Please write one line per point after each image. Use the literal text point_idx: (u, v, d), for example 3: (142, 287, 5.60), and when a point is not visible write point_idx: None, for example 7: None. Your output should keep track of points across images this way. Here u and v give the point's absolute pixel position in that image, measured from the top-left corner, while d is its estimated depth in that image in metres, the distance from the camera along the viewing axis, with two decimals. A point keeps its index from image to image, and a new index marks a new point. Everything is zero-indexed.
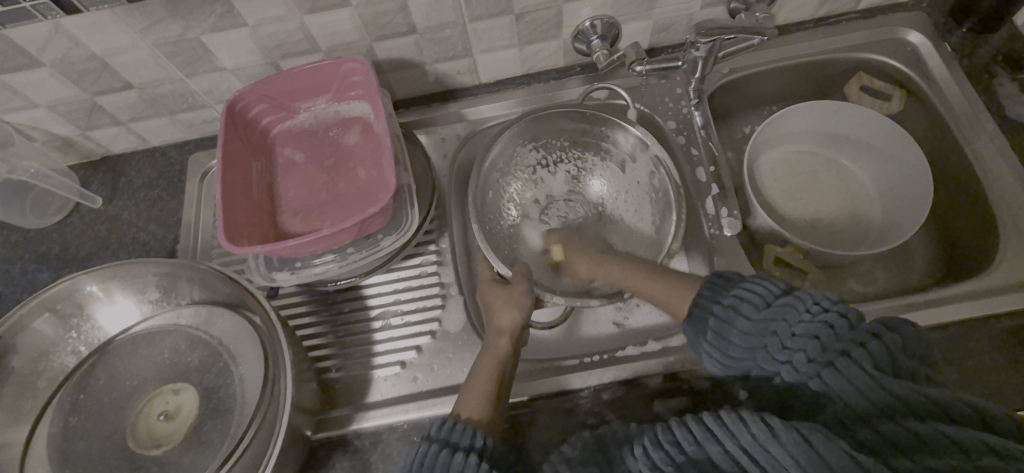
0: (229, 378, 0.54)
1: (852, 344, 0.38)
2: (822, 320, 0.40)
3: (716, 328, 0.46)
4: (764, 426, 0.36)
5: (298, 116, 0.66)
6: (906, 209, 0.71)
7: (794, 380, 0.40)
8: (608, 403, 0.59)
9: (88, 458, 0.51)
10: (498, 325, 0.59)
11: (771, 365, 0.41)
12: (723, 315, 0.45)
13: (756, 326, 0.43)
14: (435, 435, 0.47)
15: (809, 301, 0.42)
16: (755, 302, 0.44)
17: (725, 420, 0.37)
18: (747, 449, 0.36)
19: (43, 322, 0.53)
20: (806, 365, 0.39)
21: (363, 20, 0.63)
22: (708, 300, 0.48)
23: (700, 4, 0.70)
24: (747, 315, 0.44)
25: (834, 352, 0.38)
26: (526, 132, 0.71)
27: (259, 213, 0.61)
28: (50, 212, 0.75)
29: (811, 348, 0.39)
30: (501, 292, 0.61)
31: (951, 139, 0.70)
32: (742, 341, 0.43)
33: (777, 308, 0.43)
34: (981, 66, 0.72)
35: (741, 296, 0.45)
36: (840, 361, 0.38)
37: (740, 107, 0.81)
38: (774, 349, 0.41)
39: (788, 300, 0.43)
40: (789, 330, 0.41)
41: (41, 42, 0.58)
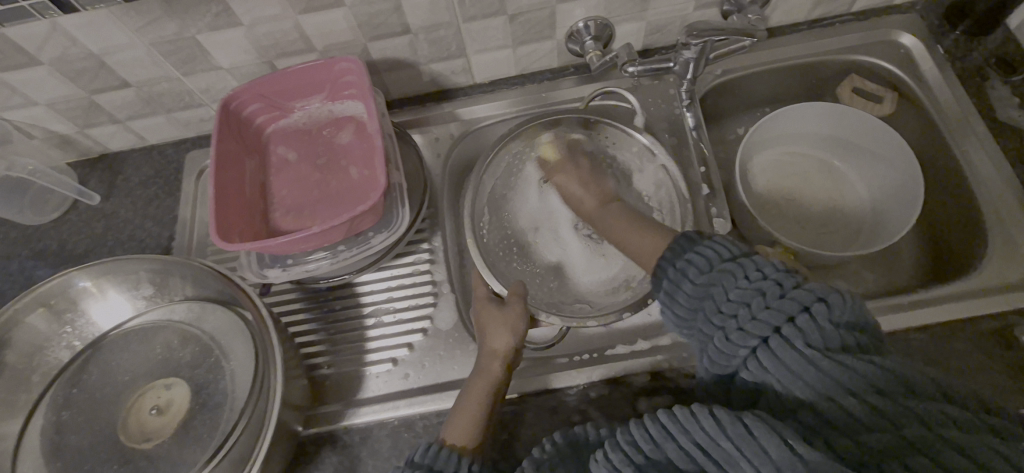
0: (220, 373, 0.54)
1: (784, 318, 0.40)
2: (758, 288, 0.41)
3: (667, 290, 0.47)
4: (713, 420, 0.37)
5: (292, 115, 0.67)
6: (898, 211, 0.71)
7: (728, 348, 0.42)
8: (596, 402, 0.59)
9: (81, 450, 0.51)
10: (491, 347, 0.57)
11: (711, 330, 0.44)
12: (675, 278, 0.47)
13: (698, 291, 0.45)
14: (420, 461, 0.48)
15: (750, 268, 0.43)
16: (700, 266, 0.45)
17: (679, 414, 0.39)
18: (700, 444, 0.37)
19: (38, 316, 0.54)
20: (744, 339, 0.41)
21: (357, 20, 0.64)
22: (667, 262, 0.48)
23: (694, 6, 0.70)
24: (691, 278, 0.45)
25: (768, 326, 0.40)
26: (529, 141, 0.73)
27: (252, 212, 0.61)
28: (48, 208, 0.76)
29: (745, 317, 0.41)
30: (494, 313, 0.60)
31: (942, 141, 0.70)
32: (686, 303, 0.46)
33: (718, 273, 0.44)
34: (974, 68, 0.72)
35: (692, 258, 0.46)
36: (773, 338, 0.39)
37: (733, 109, 0.81)
38: (712, 313, 0.43)
39: (731, 267, 0.44)
40: (726, 295, 0.43)
41: (39, 40, 0.59)
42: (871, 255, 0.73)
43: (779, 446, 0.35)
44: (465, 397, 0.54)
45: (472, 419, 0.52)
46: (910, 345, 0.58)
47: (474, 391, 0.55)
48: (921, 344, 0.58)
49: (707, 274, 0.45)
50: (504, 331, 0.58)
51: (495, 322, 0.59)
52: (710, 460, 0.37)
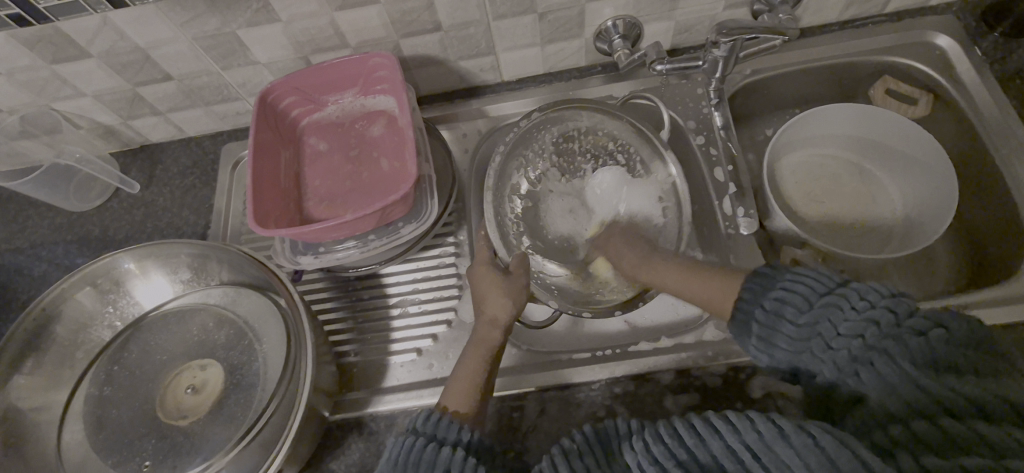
0: (253, 356, 0.56)
1: (892, 343, 0.39)
2: (867, 317, 0.40)
3: (761, 332, 0.45)
4: (771, 425, 0.38)
5: (326, 109, 0.68)
6: (933, 215, 0.70)
7: (835, 378, 0.40)
8: (618, 397, 0.60)
9: (120, 425, 0.53)
10: (490, 316, 0.59)
11: (813, 366, 0.42)
12: (766, 320, 0.44)
13: (802, 331, 0.42)
14: (421, 429, 0.48)
15: (854, 297, 0.41)
16: (797, 304, 0.43)
17: (731, 417, 0.40)
18: (750, 447, 0.38)
19: (84, 295, 0.57)
20: (847, 362, 0.40)
21: (391, 17, 0.65)
22: (749, 303, 0.47)
23: (723, 5, 0.70)
24: (791, 319, 0.43)
25: (875, 350, 0.39)
26: (550, 122, 0.72)
27: (286, 201, 0.63)
28: (91, 196, 0.79)
29: (854, 346, 0.40)
30: (495, 281, 0.61)
31: (978, 142, 0.69)
32: (788, 346, 0.43)
33: (821, 308, 0.42)
34: (1013, 70, 0.71)
35: (782, 296, 0.44)
36: (879, 361, 0.38)
37: (761, 110, 0.81)
38: (818, 351, 0.41)
39: (836, 298, 0.42)
40: (835, 331, 0.41)
41: (90, 34, 0.62)
42: (903, 259, 0.72)
43: (844, 455, 0.35)
44: (462, 370, 0.55)
45: (469, 387, 0.53)
46: None
47: (467, 364, 0.55)
48: None
49: (809, 310, 0.43)
50: (504, 300, 0.59)
51: (493, 289, 0.60)
52: (758, 465, 0.37)
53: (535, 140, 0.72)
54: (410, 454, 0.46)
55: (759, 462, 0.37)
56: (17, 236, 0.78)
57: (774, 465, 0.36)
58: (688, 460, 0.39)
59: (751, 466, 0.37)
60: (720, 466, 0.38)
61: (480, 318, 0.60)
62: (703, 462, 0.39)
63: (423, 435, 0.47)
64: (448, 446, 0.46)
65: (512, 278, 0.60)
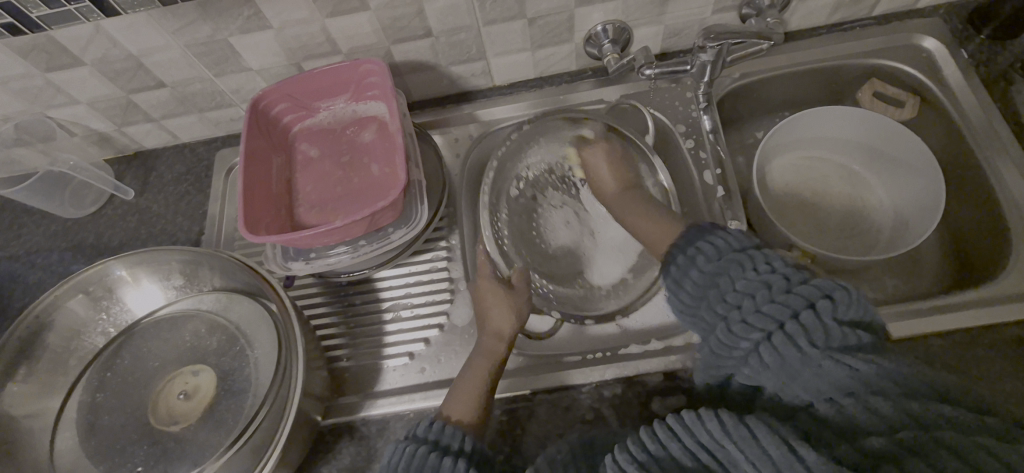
0: (244, 361, 0.56)
1: (787, 316, 0.41)
2: (763, 281, 0.43)
3: (676, 275, 0.49)
4: (717, 422, 0.40)
5: (318, 115, 0.69)
6: (921, 216, 0.70)
7: (728, 339, 0.43)
8: (608, 400, 0.60)
9: (113, 431, 0.54)
10: (496, 328, 0.60)
11: (713, 319, 0.45)
12: (684, 262, 0.49)
13: (706, 280, 0.47)
14: (421, 435, 0.49)
15: (757, 261, 0.44)
16: (709, 255, 0.48)
17: (686, 417, 0.41)
18: (705, 446, 0.40)
19: (77, 302, 0.57)
20: (740, 326, 0.42)
21: (381, 23, 0.66)
22: (681, 246, 0.51)
23: (712, 9, 0.71)
24: (701, 266, 0.47)
25: (770, 320, 0.41)
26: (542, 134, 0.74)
27: (277, 207, 0.63)
28: (87, 203, 0.80)
29: (749, 309, 0.42)
30: (500, 295, 0.62)
31: (964, 143, 0.70)
32: (694, 290, 0.47)
33: (727, 262, 0.46)
34: (998, 72, 0.71)
35: (699, 247, 0.49)
36: (775, 334, 0.40)
37: (752, 113, 0.81)
38: (715, 302, 0.45)
39: (739, 259, 0.45)
40: (733, 287, 0.44)
41: (83, 42, 0.63)
42: (891, 261, 0.72)
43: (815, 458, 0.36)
44: (467, 378, 0.56)
45: (474, 395, 0.54)
46: (933, 350, 0.58)
47: (475, 368, 0.57)
48: (939, 350, 0.58)
49: (718, 262, 0.47)
50: (510, 313, 0.60)
51: (497, 304, 0.61)
52: (713, 459, 0.39)
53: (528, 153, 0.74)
54: (412, 461, 0.46)
55: (718, 461, 0.39)
56: (12, 243, 0.78)
57: (728, 462, 0.39)
58: (649, 461, 0.41)
59: (710, 464, 0.39)
60: (680, 463, 0.40)
61: (484, 331, 0.60)
62: (662, 461, 0.41)
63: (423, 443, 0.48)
64: (451, 455, 0.46)
65: (515, 290, 0.62)
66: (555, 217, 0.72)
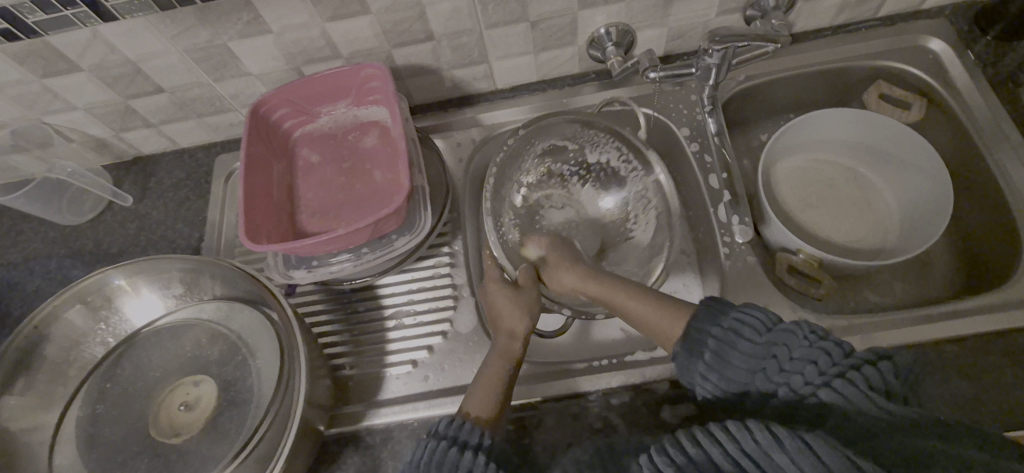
0: (246, 372, 0.56)
1: (849, 368, 0.40)
2: (820, 346, 0.41)
3: (716, 349, 0.46)
4: (769, 435, 0.37)
5: (319, 121, 0.68)
6: (929, 220, 0.70)
7: (798, 393, 0.41)
8: (616, 408, 0.59)
9: (112, 443, 0.53)
10: (509, 328, 0.58)
11: (769, 387, 0.42)
12: (722, 336, 0.46)
13: (755, 348, 0.44)
14: (443, 431, 0.47)
15: (806, 328, 0.43)
16: (755, 326, 0.45)
17: (731, 425, 0.39)
18: (750, 454, 0.37)
19: (75, 313, 0.56)
20: (813, 379, 0.40)
21: (382, 27, 0.65)
22: (704, 323, 0.48)
23: (716, 11, 0.70)
24: (748, 337, 0.45)
25: (832, 374, 0.40)
26: (536, 135, 0.72)
27: (279, 214, 0.63)
28: (85, 209, 0.79)
29: (809, 370, 0.41)
30: (509, 295, 0.60)
31: (971, 146, 0.69)
32: (742, 364, 0.44)
33: (780, 332, 0.44)
34: (1005, 74, 0.71)
35: (742, 319, 0.46)
36: (838, 383, 0.39)
37: (756, 115, 0.81)
38: (773, 371, 0.42)
39: (787, 328, 0.44)
40: (789, 354, 0.42)
41: (80, 48, 0.62)
42: (899, 264, 0.72)
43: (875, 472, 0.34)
44: (486, 371, 0.54)
45: (491, 391, 0.52)
46: (945, 357, 0.57)
47: (490, 369, 0.55)
48: (951, 356, 0.57)
49: (764, 333, 0.44)
50: (521, 313, 0.59)
51: (507, 303, 0.60)
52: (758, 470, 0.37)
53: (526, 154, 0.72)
54: (433, 457, 0.45)
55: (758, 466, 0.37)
56: (10, 250, 0.77)
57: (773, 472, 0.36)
58: (687, 464, 0.39)
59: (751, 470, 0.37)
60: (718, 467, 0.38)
61: (498, 331, 0.59)
62: (698, 463, 0.38)
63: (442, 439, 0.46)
64: (469, 450, 0.45)
65: (522, 291, 0.61)
66: (555, 215, 0.73)
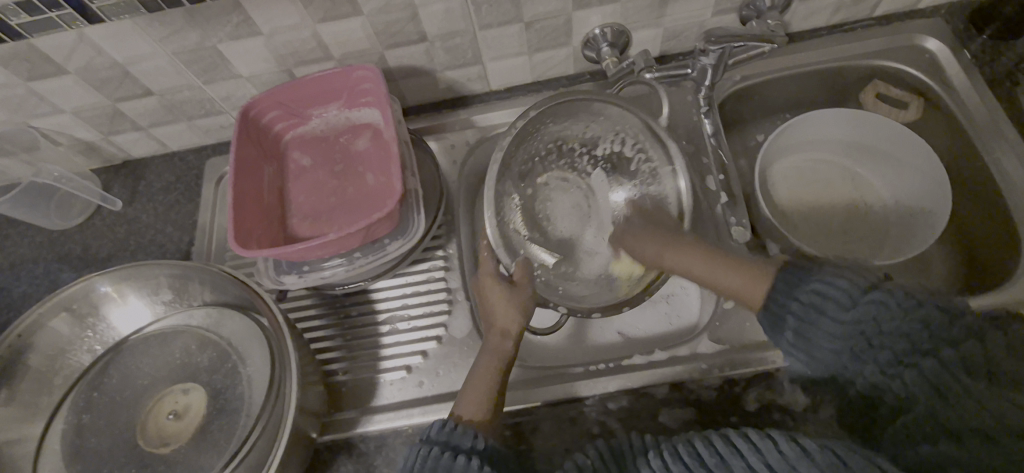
0: (237, 379, 0.55)
1: (942, 345, 0.40)
2: (914, 317, 0.41)
3: (797, 324, 0.45)
4: (795, 446, 0.39)
5: (310, 123, 0.67)
6: (927, 221, 0.69)
7: (879, 377, 0.41)
8: (613, 413, 0.59)
9: (100, 453, 0.52)
10: (502, 327, 0.58)
11: (856, 365, 0.43)
12: (804, 310, 0.45)
13: (844, 325, 0.43)
14: (434, 438, 0.47)
15: (898, 296, 0.42)
16: (839, 300, 0.43)
17: (753, 436, 0.41)
18: (771, 465, 0.39)
19: (60, 321, 0.55)
20: (891, 365, 0.41)
21: (374, 28, 0.64)
22: (783, 295, 0.47)
23: (711, 12, 0.70)
24: (832, 314, 0.43)
25: (924, 353, 0.40)
26: (549, 116, 0.68)
27: (269, 218, 0.62)
28: (73, 214, 0.78)
29: (900, 345, 0.41)
30: (502, 294, 0.60)
31: (968, 145, 0.69)
32: (828, 342, 0.44)
33: (866, 305, 0.42)
34: (1004, 73, 0.71)
35: (822, 290, 0.44)
36: (927, 368, 0.40)
37: (753, 116, 0.80)
38: (861, 347, 0.42)
39: (874, 299, 0.42)
40: (880, 330, 0.42)
41: (66, 51, 0.61)
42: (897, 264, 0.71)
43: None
44: (477, 374, 0.55)
45: (482, 397, 0.53)
46: None
47: (485, 367, 0.56)
48: None
49: (851, 306, 0.43)
50: (516, 313, 0.59)
51: (500, 301, 0.59)
52: None
53: (536, 135, 0.69)
54: (426, 460, 0.45)
55: None
56: None
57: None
58: None
59: None
60: None
61: (489, 330, 0.59)
62: None
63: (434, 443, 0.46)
64: (464, 454, 0.45)
65: (518, 288, 0.61)
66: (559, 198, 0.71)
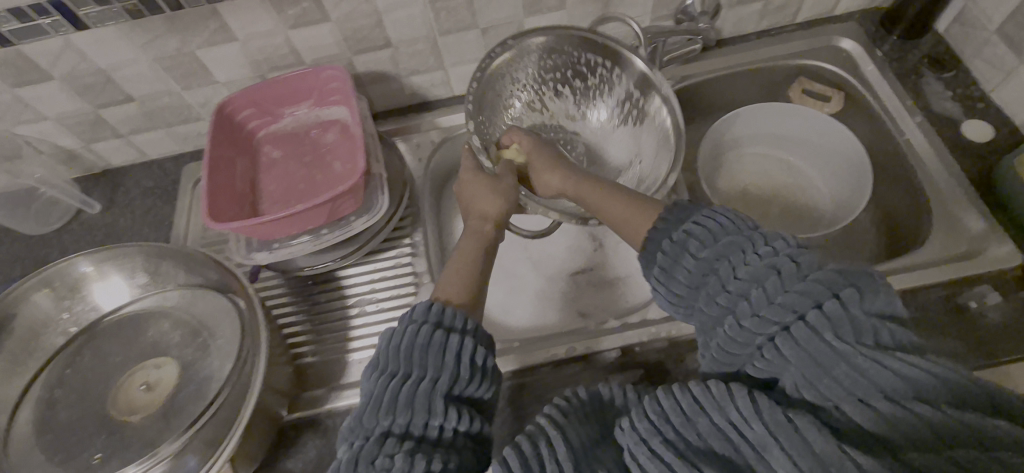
0: (207, 352, 0.57)
1: (809, 306, 0.38)
2: (768, 264, 0.40)
3: (662, 264, 0.46)
4: (750, 402, 0.38)
5: (282, 121, 0.72)
6: (854, 199, 0.76)
7: (739, 334, 0.40)
8: (569, 378, 0.62)
9: (69, 426, 0.53)
10: (481, 212, 0.63)
11: (716, 310, 0.42)
12: (674, 247, 0.46)
13: (701, 266, 0.44)
14: (422, 316, 0.45)
15: (757, 243, 0.42)
16: (703, 239, 0.44)
17: (714, 391, 0.40)
18: (735, 424, 0.38)
19: (43, 297, 0.57)
20: (759, 323, 0.39)
21: (342, 34, 0.70)
22: (662, 232, 0.48)
23: (649, 18, 0.78)
24: (692, 252, 0.44)
25: (791, 313, 0.38)
26: (517, 58, 0.72)
27: (242, 205, 0.66)
28: (52, 219, 0.80)
29: (757, 297, 0.40)
30: (484, 182, 0.66)
31: (883, 127, 0.76)
32: (686, 279, 0.44)
33: (724, 246, 0.43)
34: (910, 67, 0.79)
35: (691, 228, 0.46)
36: (795, 328, 0.38)
37: (695, 114, 0.87)
38: (716, 292, 0.42)
39: (732, 242, 0.43)
40: (733, 273, 0.42)
41: (53, 57, 0.65)
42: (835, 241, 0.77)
43: (825, 442, 0.34)
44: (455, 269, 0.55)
45: (465, 280, 0.53)
46: None
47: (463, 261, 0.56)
48: None
49: (711, 247, 0.44)
50: (499, 198, 0.63)
51: (483, 189, 0.64)
52: (744, 441, 0.37)
53: (512, 77, 0.74)
54: (412, 342, 0.43)
55: (747, 441, 0.37)
56: None
57: (757, 443, 0.37)
58: (678, 440, 0.39)
59: (740, 444, 0.37)
60: (709, 443, 0.38)
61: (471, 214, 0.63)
62: (693, 444, 0.39)
63: (422, 323, 0.45)
64: (455, 334, 0.44)
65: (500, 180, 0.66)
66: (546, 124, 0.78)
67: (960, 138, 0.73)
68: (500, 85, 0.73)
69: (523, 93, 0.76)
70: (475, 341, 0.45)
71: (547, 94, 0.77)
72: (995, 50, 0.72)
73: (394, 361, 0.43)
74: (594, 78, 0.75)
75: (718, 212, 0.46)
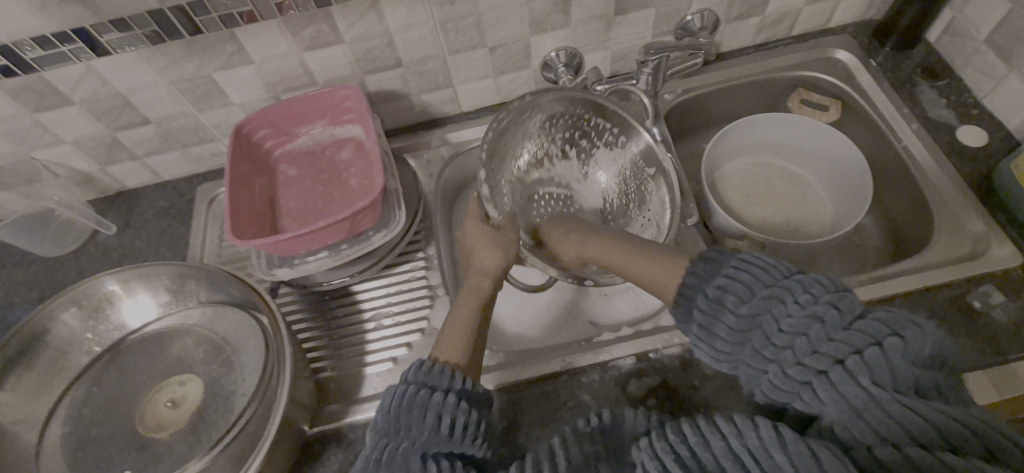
0: (232, 367, 0.58)
1: (849, 352, 0.38)
2: (811, 312, 0.40)
3: (702, 321, 0.45)
4: (773, 431, 0.38)
5: (298, 140, 0.74)
6: (853, 205, 0.78)
7: (784, 383, 0.40)
8: (586, 386, 0.64)
9: (99, 443, 0.54)
10: (481, 268, 0.62)
11: (759, 361, 0.42)
12: (716, 297, 0.44)
13: (743, 321, 0.42)
14: (412, 377, 0.47)
15: (799, 289, 0.41)
16: (739, 293, 0.43)
17: (738, 421, 0.40)
18: (751, 450, 0.38)
19: (71, 315, 0.59)
20: (798, 370, 0.39)
21: (355, 55, 0.72)
22: (694, 287, 0.47)
23: (650, 34, 0.80)
24: (732, 308, 0.43)
25: (829, 359, 0.38)
26: (535, 109, 0.76)
27: (262, 224, 0.68)
28: (67, 241, 0.82)
29: (800, 346, 0.39)
30: (487, 235, 0.65)
31: (881, 135, 0.79)
32: (728, 336, 0.43)
33: (763, 300, 0.42)
34: (904, 77, 0.81)
35: (725, 284, 0.44)
36: (836, 376, 0.38)
37: (697, 126, 0.90)
38: (760, 346, 0.41)
39: (768, 293, 0.42)
40: (777, 326, 0.41)
41: (74, 82, 0.67)
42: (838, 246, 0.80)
43: None
44: (451, 327, 0.55)
45: (460, 342, 0.53)
46: None
47: (461, 317, 0.56)
48: None
49: (751, 297, 0.43)
50: (498, 252, 0.63)
51: (483, 244, 0.64)
52: (758, 467, 0.38)
53: (524, 131, 0.77)
54: (402, 401, 0.45)
55: (759, 465, 0.38)
56: None
57: (773, 471, 0.37)
58: (692, 459, 0.40)
59: (752, 468, 0.38)
60: (719, 464, 0.39)
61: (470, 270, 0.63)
62: (704, 463, 0.39)
63: (416, 382, 0.46)
64: (441, 392, 0.46)
65: (502, 231, 0.66)
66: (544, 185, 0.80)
67: (955, 144, 0.75)
68: (510, 139, 0.76)
69: (529, 148, 0.79)
70: (464, 403, 0.46)
71: (550, 152, 0.80)
72: (985, 59, 0.75)
73: (387, 421, 0.45)
74: (598, 140, 0.79)
75: (747, 261, 0.45)
